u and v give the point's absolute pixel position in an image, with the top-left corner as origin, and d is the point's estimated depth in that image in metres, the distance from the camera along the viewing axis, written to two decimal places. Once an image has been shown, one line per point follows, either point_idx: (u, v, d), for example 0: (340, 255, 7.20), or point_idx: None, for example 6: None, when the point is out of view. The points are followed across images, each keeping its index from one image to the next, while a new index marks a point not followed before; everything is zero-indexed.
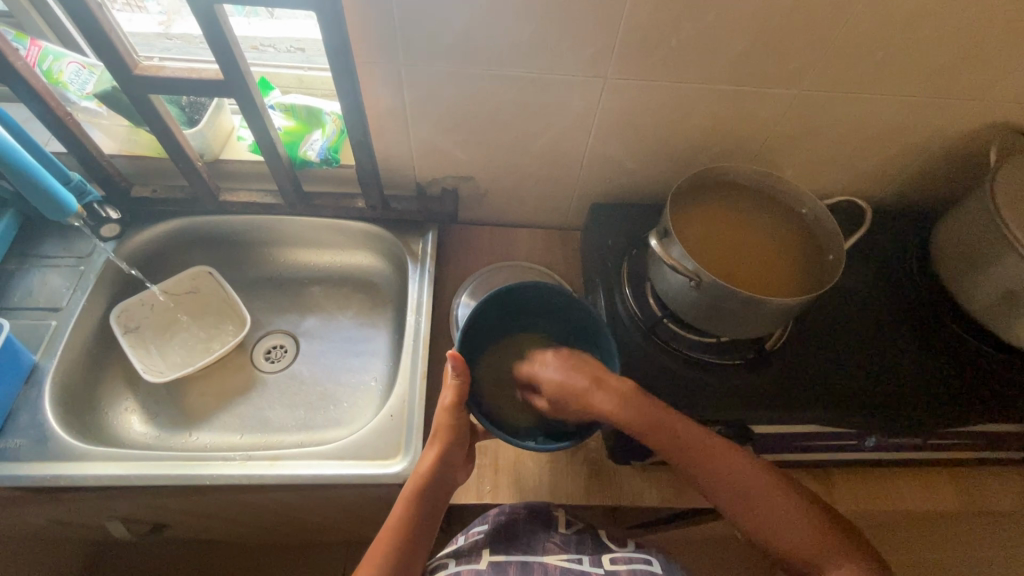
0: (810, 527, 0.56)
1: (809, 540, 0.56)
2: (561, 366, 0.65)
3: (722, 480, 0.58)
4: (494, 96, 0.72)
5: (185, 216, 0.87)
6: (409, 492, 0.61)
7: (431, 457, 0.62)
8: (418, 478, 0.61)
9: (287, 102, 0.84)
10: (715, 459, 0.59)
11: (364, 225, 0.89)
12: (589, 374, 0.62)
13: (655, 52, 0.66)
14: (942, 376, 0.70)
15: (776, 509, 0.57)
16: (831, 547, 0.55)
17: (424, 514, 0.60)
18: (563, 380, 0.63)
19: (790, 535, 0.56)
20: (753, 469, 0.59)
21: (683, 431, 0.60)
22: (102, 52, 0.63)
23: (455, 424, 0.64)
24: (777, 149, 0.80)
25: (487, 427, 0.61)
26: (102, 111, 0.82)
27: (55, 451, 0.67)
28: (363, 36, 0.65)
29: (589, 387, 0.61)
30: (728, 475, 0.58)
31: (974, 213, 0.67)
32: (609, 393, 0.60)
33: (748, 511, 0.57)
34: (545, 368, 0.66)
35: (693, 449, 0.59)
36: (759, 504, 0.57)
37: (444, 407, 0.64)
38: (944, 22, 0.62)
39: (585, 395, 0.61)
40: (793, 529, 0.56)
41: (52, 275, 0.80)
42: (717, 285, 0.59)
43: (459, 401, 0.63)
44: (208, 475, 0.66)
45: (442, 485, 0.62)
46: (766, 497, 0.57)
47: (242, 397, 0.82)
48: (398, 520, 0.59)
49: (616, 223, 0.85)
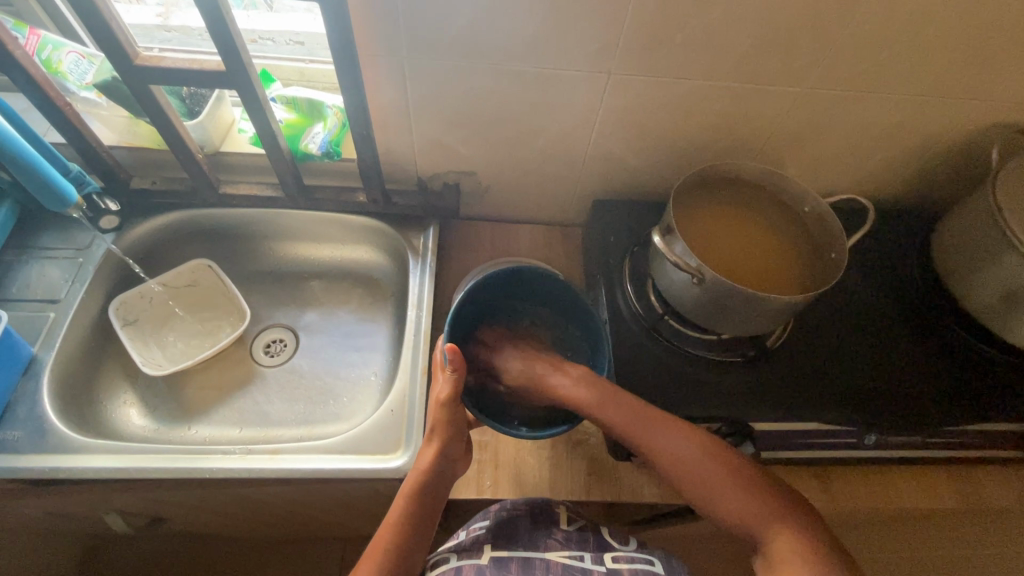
0: (753, 496, 0.56)
1: (752, 508, 0.56)
2: (522, 353, 0.69)
3: (666, 450, 0.59)
4: (498, 90, 0.72)
5: (185, 209, 0.86)
6: (409, 488, 0.61)
7: (431, 453, 0.62)
8: (417, 475, 0.62)
9: (290, 94, 0.84)
10: (655, 427, 0.60)
11: (365, 219, 0.88)
12: (548, 364, 0.67)
13: (661, 49, 0.66)
14: (940, 375, 0.70)
15: (719, 478, 0.57)
16: (774, 516, 0.55)
17: (423, 511, 0.60)
18: (522, 369, 0.67)
19: (732, 502, 0.57)
20: (699, 440, 0.60)
21: (630, 402, 0.61)
22: (103, 41, 0.62)
23: (454, 419, 0.64)
24: (781, 147, 0.80)
25: (478, 415, 0.62)
26: (101, 101, 0.80)
27: (54, 443, 0.67)
28: (366, 30, 0.64)
29: (550, 374, 0.66)
30: (675, 451, 0.59)
31: (975, 213, 0.67)
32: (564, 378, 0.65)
33: (689, 479, 0.58)
34: (505, 355, 0.70)
35: (639, 422, 0.60)
36: (700, 474, 0.58)
37: (441, 401, 0.64)
38: (949, 21, 0.62)
39: (546, 380, 0.66)
40: (737, 498, 0.57)
41: (51, 266, 0.79)
42: (720, 282, 0.59)
43: (453, 396, 0.63)
44: (207, 468, 0.65)
45: (441, 480, 0.62)
46: (703, 465, 0.58)
47: (242, 391, 0.82)
48: (397, 517, 0.59)
49: (618, 220, 0.85)
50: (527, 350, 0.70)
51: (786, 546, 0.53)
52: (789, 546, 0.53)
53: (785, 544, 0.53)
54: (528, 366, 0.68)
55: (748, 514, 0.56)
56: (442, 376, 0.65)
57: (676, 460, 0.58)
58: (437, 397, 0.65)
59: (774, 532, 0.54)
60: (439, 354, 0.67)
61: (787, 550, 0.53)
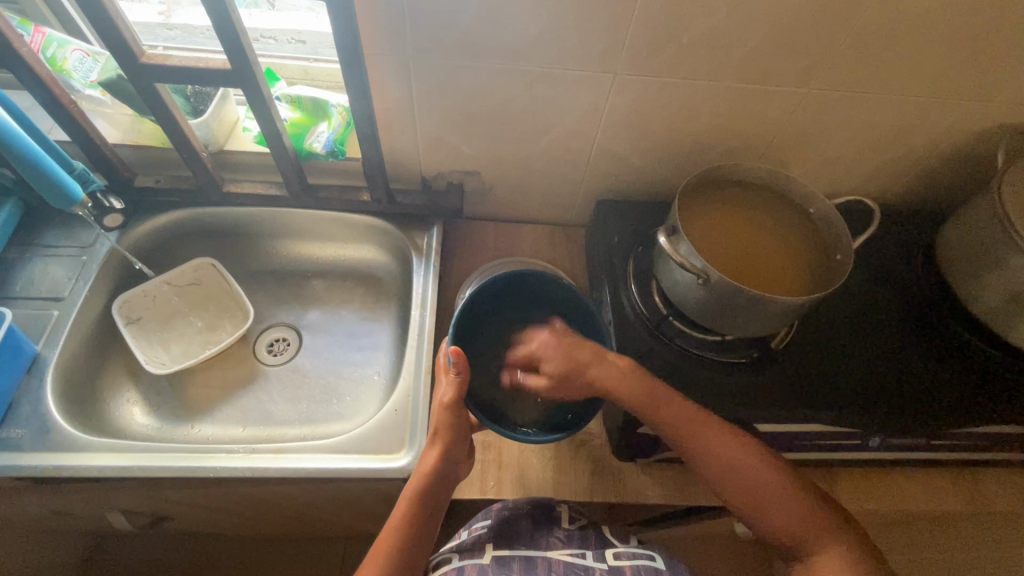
0: (804, 509, 0.56)
1: (796, 514, 0.56)
2: (561, 342, 0.68)
3: (714, 455, 0.59)
4: (503, 90, 0.72)
5: (189, 207, 0.86)
6: (412, 491, 0.61)
7: (434, 456, 0.62)
8: (420, 477, 0.61)
9: (293, 93, 0.84)
10: (702, 430, 0.60)
11: (368, 218, 0.88)
12: (592, 352, 0.65)
13: (666, 49, 0.66)
14: (944, 376, 0.70)
15: (770, 487, 0.57)
16: (817, 523, 0.56)
17: (427, 513, 0.60)
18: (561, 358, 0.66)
19: (778, 510, 0.56)
20: (753, 448, 0.59)
21: (686, 405, 0.61)
22: (108, 39, 0.62)
23: (456, 422, 0.64)
24: (786, 148, 0.80)
25: (480, 417, 0.62)
26: (106, 99, 0.83)
27: (57, 441, 0.67)
28: (371, 29, 0.64)
29: (593, 365, 0.64)
30: (722, 456, 0.59)
31: (980, 215, 0.67)
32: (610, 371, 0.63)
33: (735, 485, 0.58)
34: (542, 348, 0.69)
35: (685, 425, 0.60)
36: (753, 482, 0.58)
37: (445, 405, 0.64)
38: (955, 23, 0.62)
39: (589, 368, 0.64)
40: (787, 509, 0.56)
41: (55, 264, 0.79)
42: (726, 283, 0.59)
43: (455, 399, 0.64)
44: (211, 467, 0.65)
45: (445, 482, 0.62)
46: (750, 470, 0.58)
47: (245, 390, 0.82)
48: (400, 519, 0.58)
49: (622, 220, 0.85)
50: (568, 338, 0.68)
51: (831, 560, 0.53)
52: (836, 561, 0.53)
53: (829, 552, 0.54)
54: (568, 356, 0.66)
55: (797, 527, 0.56)
56: (444, 380, 0.65)
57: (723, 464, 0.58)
58: (440, 400, 0.65)
59: (822, 547, 0.54)
60: (441, 355, 0.67)
61: (831, 564, 0.53)
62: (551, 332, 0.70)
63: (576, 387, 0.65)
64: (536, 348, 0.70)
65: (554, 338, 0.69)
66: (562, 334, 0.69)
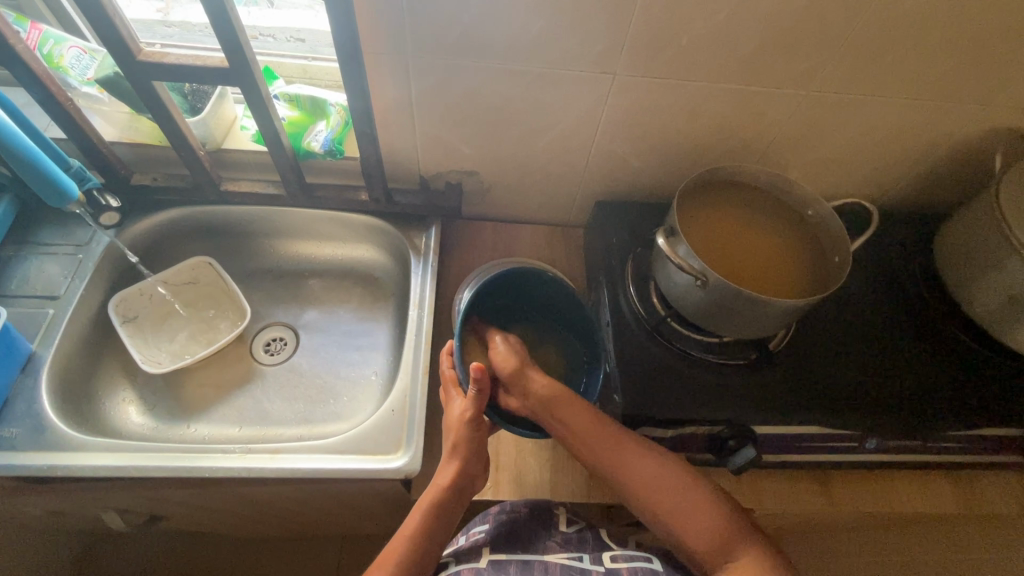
0: (714, 524, 0.58)
1: (708, 529, 0.58)
2: (509, 346, 0.70)
3: (633, 475, 0.61)
4: (503, 90, 0.72)
5: (187, 206, 0.86)
6: (426, 503, 0.60)
7: (452, 470, 0.62)
8: (436, 490, 0.61)
9: (292, 92, 0.84)
10: (624, 451, 0.62)
11: (367, 217, 0.88)
12: (519, 363, 0.68)
13: (666, 50, 0.65)
14: (942, 379, 0.70)
15: (682, 502, 0.59)
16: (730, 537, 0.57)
17: (438, 527, 0.60)
18: (509, 353, 0.68)
19: (691, 527, 0.58)
20: (660, 462, 0.61)
21: (600, 424, 0.63)
22: (105, 36, 0.62)
23: (476, 436, 0.63)
24: (784, 150, 0.80)
25: (498, 422, 0.65)
26: (103, 97, 0.81)
27: (51, 441, 0.66)
28: (371, 28, 0.64)
29: (511, 374, 0.67)
30: (640, 478, 0.61)
31: (977, 218, 0.67)
32: (527, 379, 0.66)
33: (651, 502, 0.60)
34: (497, 338, 0.71)
35: (609, 448, 0.62)
36: (666, 499, 0.60)
37: (465, 420, 0.63)
38: (954, 26, 0.62)
39: (524, 373, 0.67)
40: (694, 519, 0.58)
41: (49, 262, 0.79)
42: (724, 285, 0.59)
43: (476, 413, 0.64)
44: (207, 468, 0.65)
45: (460, 497, 0.62)
46: (665, 487, 0.60)
47: (242, 389, 0.82)
48: (413, 529, 0.59)
49: (622, 221, 0.85)
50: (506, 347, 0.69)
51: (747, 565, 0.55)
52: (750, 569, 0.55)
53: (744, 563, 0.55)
54: (516, 354, 0.69)
55: (704, 543, 0.57)
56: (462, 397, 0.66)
57: (640, 485, 0.60)
58: (460, 415, 0.64)
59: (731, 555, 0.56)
60: (446, 370, 0.69)
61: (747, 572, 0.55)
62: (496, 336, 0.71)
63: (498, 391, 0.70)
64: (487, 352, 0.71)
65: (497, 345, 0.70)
66: (504, 343, 0.70)
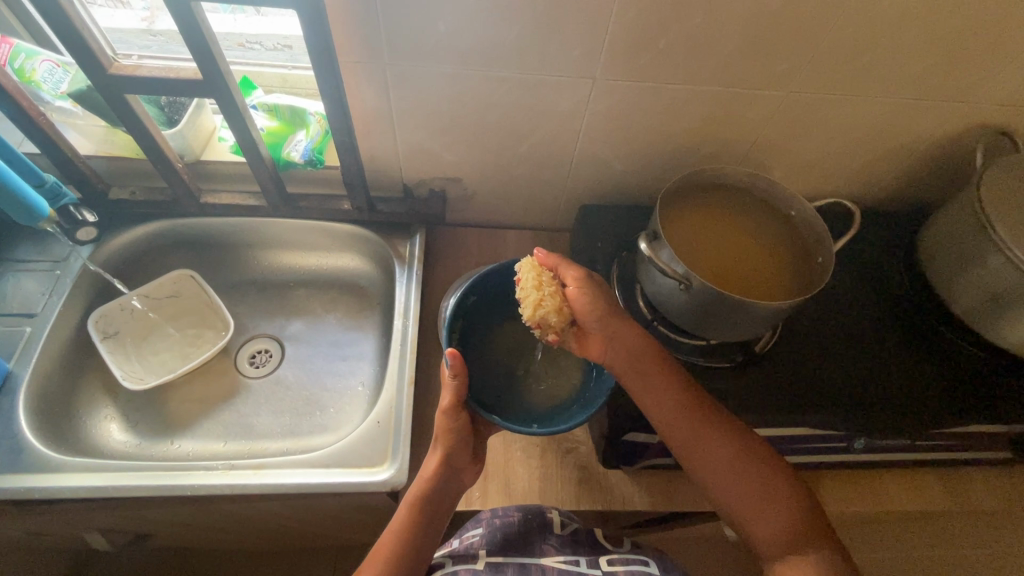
0: (788, 518, 0.57)
1: (781, 520, 0.57)
2: (591, 291, 0.62)
3: (714, 456, 0.59)
4: (483, 97, 0.71)
5: (167, 219, 0.85)
6: (413, 496, 0.60)
7: (435, 461, 0.61)
8: (420, 483, 0.61)
9: (270, 102, 0.82)
10: (709, 433, 0.59)
11: (351, 227, 0.87)
12: (603, 306, 0.62)
13: (645, 54, 0.65)
14: (929, 377, 0.70)
15: (757, 491, 0.58)
16: (801, 531, 0.56)
17: (426, 520, 0.59)
18: (595, 301, 0.62)
19: (765, 516, 0.57)
20: (745, 447, 0.59)
21: (688, 403, 0.60)
22: (75, 50, 0.61)
23: (456, 427, 0.61)
24: (767, 151, 0.80)
25: (487, 416, 0.59)
26: (77, 110, 0.80)
27: (29, 462, 0.65)
28: (346, 36, 0.63)
29: (597, 324, 0.61)
30: (724, 460, 0.59)
31: (959, 214, 0.67)
32: (615, 329, 0.61)
33: (727, 486, 0.59)
34: (575, 283, 0.63)
35: (694, 428, 0.59)
36: (744, 486, 0.58)
37: (442, 410, 0.61)
38: (929, 25, 0.62)
39: (611, 328, 0.61)
40: (769, 509, 0.57)
41: (27, 279, 0.78)
42: (708, 289, 0.59)
43: (455, 402, 0.60)
44: (189, 486, 0.64)
45: (444, 491, 0.61)
46: (746, 474, 0.58)
47: (226, 403, 0.81)
48: (401, 522, 0.58)
49: (607, 225, 0.84)
50: (584, 287, 0.62)
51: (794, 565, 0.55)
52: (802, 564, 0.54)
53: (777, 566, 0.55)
54: (601, 300, 0.62)
55: (773, 533, 0.56)
56: (443, 381, 0.62)
57: (723, 466, 0.59)
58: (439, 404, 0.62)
59: (798, 549, 0.55)
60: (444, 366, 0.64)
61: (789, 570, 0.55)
62: (569, 272, 0.63)
63: (569, 336, 0.64)
64: (560, 290, 0.63)
65: (572, 283, 0.63)
66: (580, 281, 0.62)
